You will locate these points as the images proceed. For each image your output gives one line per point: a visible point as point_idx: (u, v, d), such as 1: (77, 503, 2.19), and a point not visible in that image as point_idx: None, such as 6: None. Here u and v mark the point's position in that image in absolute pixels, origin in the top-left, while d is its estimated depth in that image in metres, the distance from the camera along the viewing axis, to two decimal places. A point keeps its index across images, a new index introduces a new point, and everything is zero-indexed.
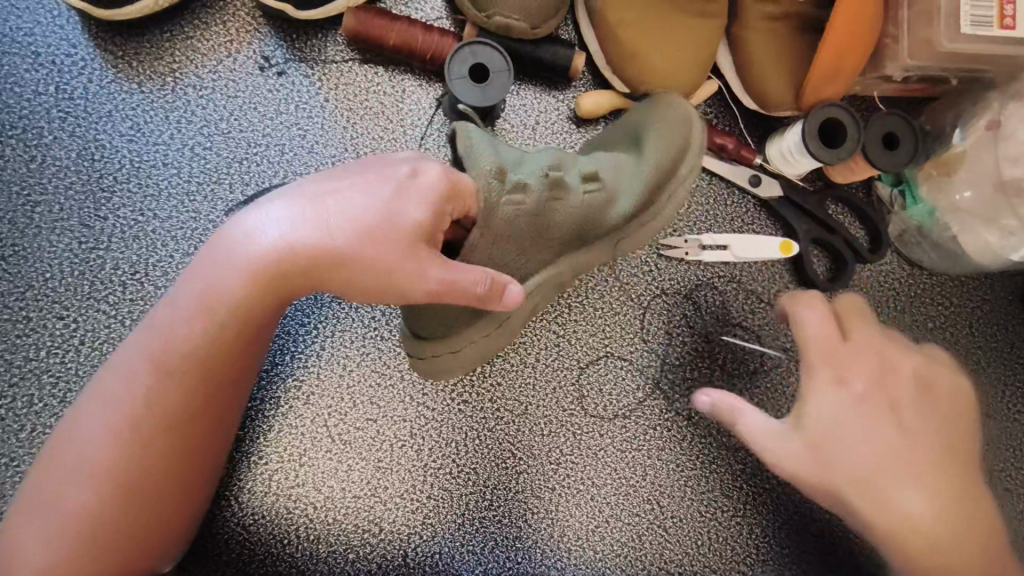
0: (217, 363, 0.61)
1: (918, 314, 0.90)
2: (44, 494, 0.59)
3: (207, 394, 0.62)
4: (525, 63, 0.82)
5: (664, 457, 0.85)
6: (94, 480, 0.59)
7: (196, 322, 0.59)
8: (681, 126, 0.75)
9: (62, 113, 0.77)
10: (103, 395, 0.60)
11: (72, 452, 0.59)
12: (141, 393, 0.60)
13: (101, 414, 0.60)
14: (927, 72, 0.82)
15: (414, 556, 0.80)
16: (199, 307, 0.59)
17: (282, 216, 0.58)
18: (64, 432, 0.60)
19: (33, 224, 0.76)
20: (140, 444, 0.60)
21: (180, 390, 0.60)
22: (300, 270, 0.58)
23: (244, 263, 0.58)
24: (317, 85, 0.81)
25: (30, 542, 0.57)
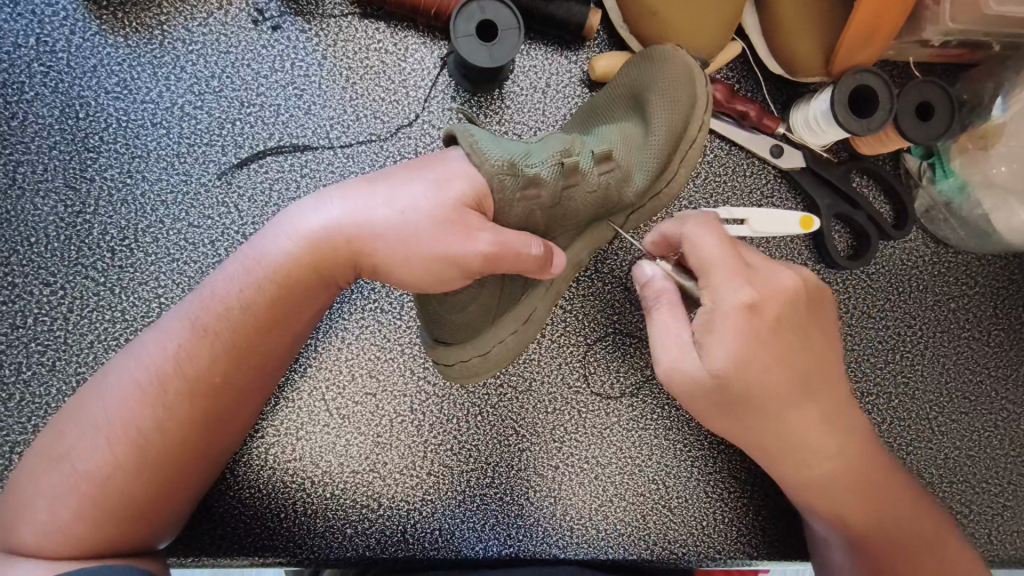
0: (255, 343, 0.60)
1: (940, 294, 0.86)
2: (61, 451, 0.57)
3: (238, 375, 0.60)
4: (537, 20, 0.76)
5: (671, 437, 0.82)
6: (108, 439, 0.57)
7: (235, 291, 0.59)
8: (691, 91, 0.69)
9: (43, 67, 0.73)
10: (136, 351, 0.60)
11: (92, 411, 0.58)
12: (172, 356, 0.58)
13: (129, 372, 0.58)
14: (968, 37, 0.77)
15: (413, 532, 0.78)
16: (242, 283, 0.59)
17: (336, 201, 0.58)
18: (87, 392, 0.60)
19: (17, 185, 0.72)
20: (159, 408, 0.58)
21: (208, 356, 0.58)
22: (347, 251, 0.58)
23: (298, 245, 0.58)
24: (314, 41, 0.77)
25: (38, 501, 0.56)
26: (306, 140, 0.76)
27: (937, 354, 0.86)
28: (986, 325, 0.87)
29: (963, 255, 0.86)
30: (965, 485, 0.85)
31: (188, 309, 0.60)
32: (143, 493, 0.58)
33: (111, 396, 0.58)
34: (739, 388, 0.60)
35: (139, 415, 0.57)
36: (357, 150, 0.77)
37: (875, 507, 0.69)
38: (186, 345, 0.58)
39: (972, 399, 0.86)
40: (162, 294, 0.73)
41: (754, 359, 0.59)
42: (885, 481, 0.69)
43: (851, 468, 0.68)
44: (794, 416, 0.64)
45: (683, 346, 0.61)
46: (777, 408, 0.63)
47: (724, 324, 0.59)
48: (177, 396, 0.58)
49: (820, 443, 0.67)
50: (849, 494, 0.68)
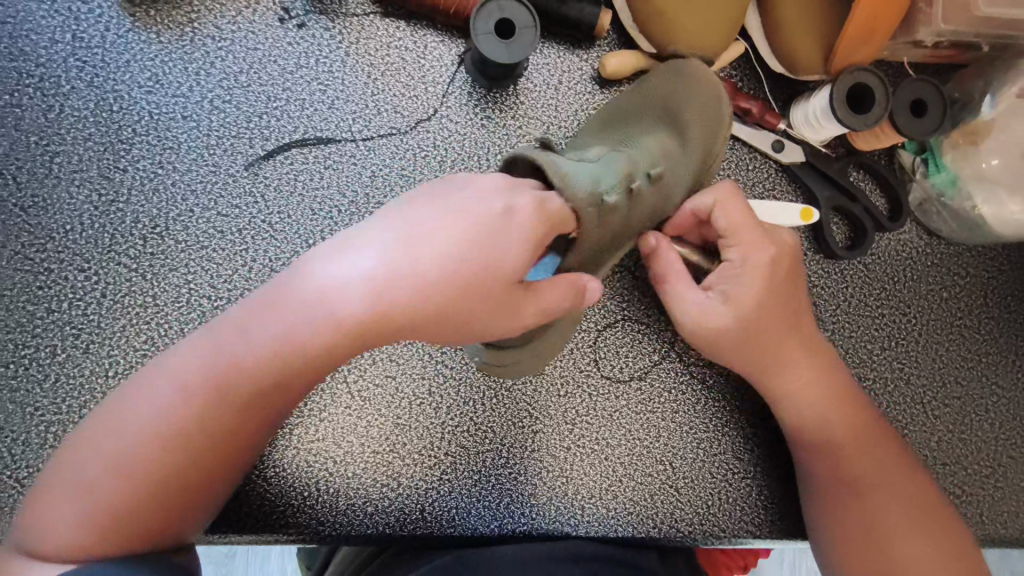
0: (284, 371, 0.54)
1: (933, 284, 0.90)
2: (87, 453, 0.53)
3: (254, 406, 0.55)
4: (551, 21, 0.80)
5: (678, 420, 0.86)
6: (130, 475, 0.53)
7: (268, 334, 0.53)
8: (724, 112, 0.74)
9: (80, 62, 0.76)
10: (157, 385, 0.54)
11: (123, 418, 0.54)
12: (200, 398, 0.54)
13: (152, 407, 0.54)
14: (958, 38, 0.81)
15: (431, 510, 0.81)
16: (277, 326, 0.53)
17: (379, 245, 0.53)
18: (123, 394, 0.56)
19: (52, 174, 0.75)
20: (189, 450, 0.54)
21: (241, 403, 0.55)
22: (391, 300, 0.53)
23: (355, 279, 0.52)
24: (338, 39, 0.80)
25: (59, 504, 0.52)
26: (330, 134, 0.79)
27: (931, 341, 0.90)
28: (976, 313, 0.91)
29: (955, 246, 0.90)
30: (957, 466, 0.89)
31: (237, 321, 0.54)
32: (169, 508, 0.55)
33: (133, 432, 0.53)
34: (754, 325, 0.70)
35: (168, 436, 0.53)
36: (378, 143, 0.80)
37: (857, 456, 0.74)
38: (228, 364, 0.54)
39: (963, 383, 0.90)
40: (192, 280, 0.76)
41: (768, 299, 0.70)
42: (869, 435, 0.75)
43: (851, 418, 0.75)
44: (792, 361, 0.73)
45: (705, 299, 0.70)
46: (775, 350, 0.72)
47: (739, 280, 0.69)
48: (213, 418, 0.54)
49: (816, 383, 0.74)
50: (845, 442, 0.74)
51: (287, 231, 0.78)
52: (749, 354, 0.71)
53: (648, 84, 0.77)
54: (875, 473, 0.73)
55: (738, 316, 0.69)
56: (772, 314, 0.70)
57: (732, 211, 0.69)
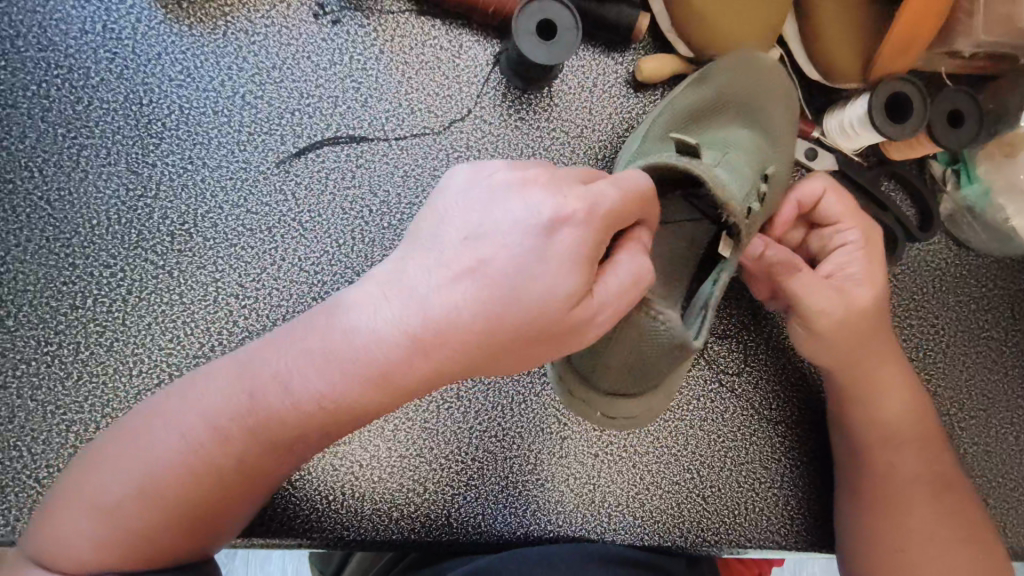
0: (347, 407, 0.51)
1: (963, 295, 0.90)
2: (118, 448, 0.52)
3: (271, 453, 0.53)
4: (589, 22, 0.79)
5: (706, 428, 0.86)
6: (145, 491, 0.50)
7: (310, 370, 0.50)
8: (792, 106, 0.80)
9: (110, 54, 0.75)
10: (198, 399, 0.52)
11: (165, 426, 0.51)
12: (231, 425, 0.51)
13: (182, 423, 0.51)
14: (996, 49, 0.81)
15: (457, 517, 0.80)
16: (320, 359, 0.50)
17: (432, 277, 0.49)
18: (134, 429, 0.52)
19: (79, 168, 0.74)
20: (206, 475, 0.51)
21: (265, 442, 0.52)
22: (431, 342, 0.48)
23: (388, 321, 0.49)
24: (372, 36, 0.79)
25: (94, 492, 0.50)
26: (362, 132, 0.78)
27: (959, 353, 0.89)
28: (1004, 326, 0.91)
29: (984, 258, 0.90)
30: (986, 479, 0.88)
31: (297, 335, 0.52)
32: (183, 517, 0.51)
33: (157, 447, 0.51)
34: (874, 313, 0.74)
35: (212, 444, 0.51)
36: (411, 143, 0.79)
37: (920, 465, 0.75)
38: (281, 384, 0.51)
39: (990, 396, 0.90)
40: (220, 279, 0.75)
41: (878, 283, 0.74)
42: (937, 449, 0.77)
43: (916, 415, 0.77)
44: (881, 351, 0.75)
45: (825, 287, 0.72)
46: (876, 340, 0.75)
47: (858, 261, 0.74)
48: (251, 440, 0.51)
49: (895, 373, 0.77)
50: (907, 439, 0.76)
51: (317, 229, 0.77)
52: (849, 349, 0.74)
53: (715, 80, 0.78)
54: (929, 473, 0.75)
55: (867, 295, 0.73)
56: (882, 305, 0.74)
57: (843, 199, 0.75)
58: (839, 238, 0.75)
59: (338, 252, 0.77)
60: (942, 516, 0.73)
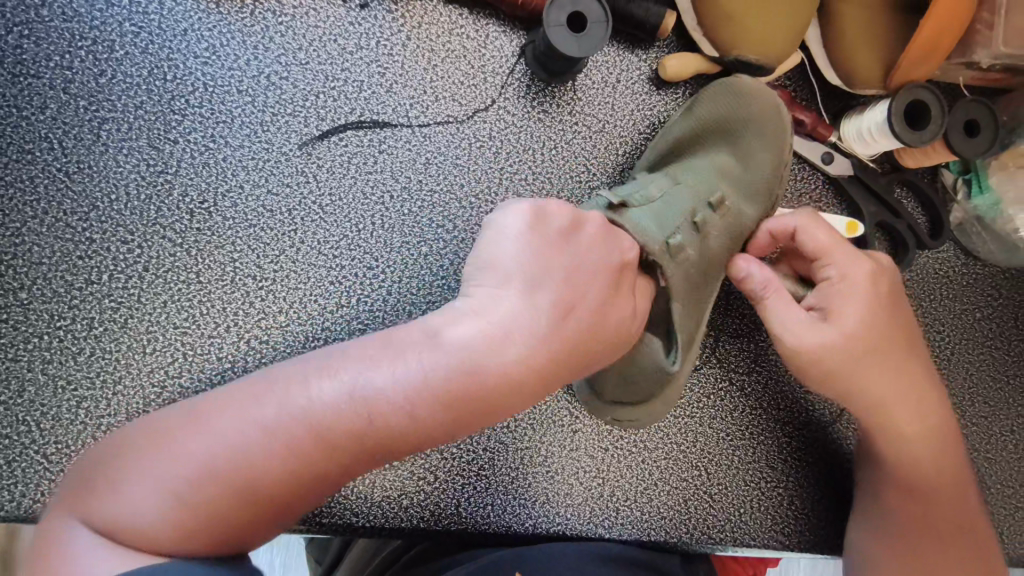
0: (461, 419, 0.49)
1: (968, 303, 0.91)
2: (196, 439, 0.46)
3: (371, 461, 0.48)
4: (615, 18, 0.79)
5: (715, 426, 0.86)
6: (238, 486, 0.44)
7: (438, 379, 0.48)
8: (782, 121, 0.76)
9: (135, 28, 0.74)
10: (306, 393, 0.47)
11: (258, 421, 0.46)
12: (343, 433, 0.46)
13: (288, 420, 0.46)
14: (1013, 61, 0.82)
15: (466, 506, 0.80)
16: (450, 369, 0.48)
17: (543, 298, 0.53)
18: (230, 413, 0.46)
19: (100, 142, 0.73)
20: (306, 479, 0.46)
21: (372, 455, 0.48)
22: (547, 361, 0.52)
23: (515, 334, 0.51)
24: (399, 23, 0.79)
25: (179, 472, 0.44)
26: (387, 117, 0.78)
27: (964, 361, 0.91)
28: (1007, 335, 0.92)
29: (990, 268, 0.91)
30: (987, 485, 0.90)
31: (415, 341, 0.49)
32: (269, 513, 0.46)
33: (260, 439, 0.45)
34: (864, 348, 0.71)
35: (314, 451, 0.46)
36: (435, 130, 0.79)
37: (933, 502, 0.75)
38: (398, 393, 0.47)
39: (992, 404, 0.91)
40: (238, 259, 0.74)
41: (872, 317, 0.71)
42: (956, 488, 0.76)
43: (925, 450, 0.75)
44: (878, 386, 0.73)
45: (808, 324, 0.70)
46: (869, 376, 0.72)
47: (844, 297, 0.71)
48: (354, 451, 0.47)
49: (902, 406, 0.74)
50: (913, 471, 0.76)
51: (337, 213, 0.77)
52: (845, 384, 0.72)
53: (697, 112, 0.79)
54: (938, 506, 0.75)
55: (850, 334, 0.70)
56: (876, 343, 0.71)
57: (818, 231, 0.73)
58: (821, 272, 0.73)
59: (358, 236, 0.77)
60: (950, 553, 0.74)
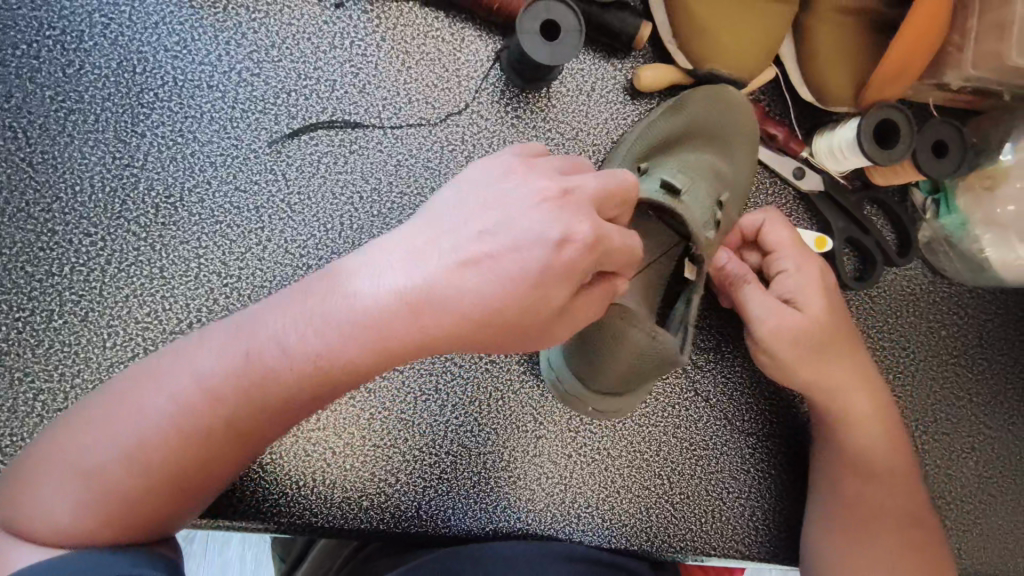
0: (342, 372, 0.50)
1: (934, 321, 0.92)
2: (93, 430, 0.48)
3: (262, 417, 0.50)
4: (591, 27, 0.80)
5: (679, 435, 0.87)
6: (128, 457, 0.47)
7: (312, 337, 0.49)
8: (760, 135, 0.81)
9: (105, 18, 0.73)
10: (187, 360, 0.49)
11: (155, 386, 0.48)
12: (218, 395, 0.48)
13: (169, 388, 0.48)
14: (983, 84, 0.83)
15: (427, 509, 0.80)
16: (322, 330, 0.49)
17: (452, 252, 0.49)
18: (117, 392, 0.49)
19: (66, 132, 0.72)
20: (192, 441, 0.48)
21: (256, 411, 0.49)
22: (445, 319, 0.49)
23: (394, 286, 0.49)
24: (374, 23, 0.79)
25: (73, 458, 0.47)
26: (358, 118, 0.78)
27: (928, 378, 0.92)
28: (971, 353, 0.93)
29: (956, 286, 0.92)
30: (944, 501, 0.91)
31: (293, 305, 0.50)
32: (167, 482, 0.48)
33: (146, 410, 0.48)
34: (822, 338, 0.73)
35: (197, 412, 0.48)
36: (407, 132, 0.79)
37: (887, 497, 0.76)
38: (283, 360, 0.49)
39: (954, 421, 0.92)
40: (203, 254, 0.74)
41: (827, 308, 0.74)
42: (906, 481, 0.77)
43: (881, 445, 0.77)
44: (837, 379, 0.75)
45: (776, 307, 0.73)
46: (831, 367, 0.74)
47: (803, 286, 0.75)
48: (247, 404, 0.49)
49: (858, 400, 0.76)
50: (871, 468, 0.76)
51: (306, 212, 0.76)
52: (807, 374, 0.74)
53: (688, 109, 0.78)
54: (891, 503, 0.76)
55: (811, 321, 0.73)
56: (833, 334, 0.74)
57: (783, 229, 0.77)
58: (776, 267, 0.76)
59: (326, 236, 0.76)
60: (907, 556, 0.74)
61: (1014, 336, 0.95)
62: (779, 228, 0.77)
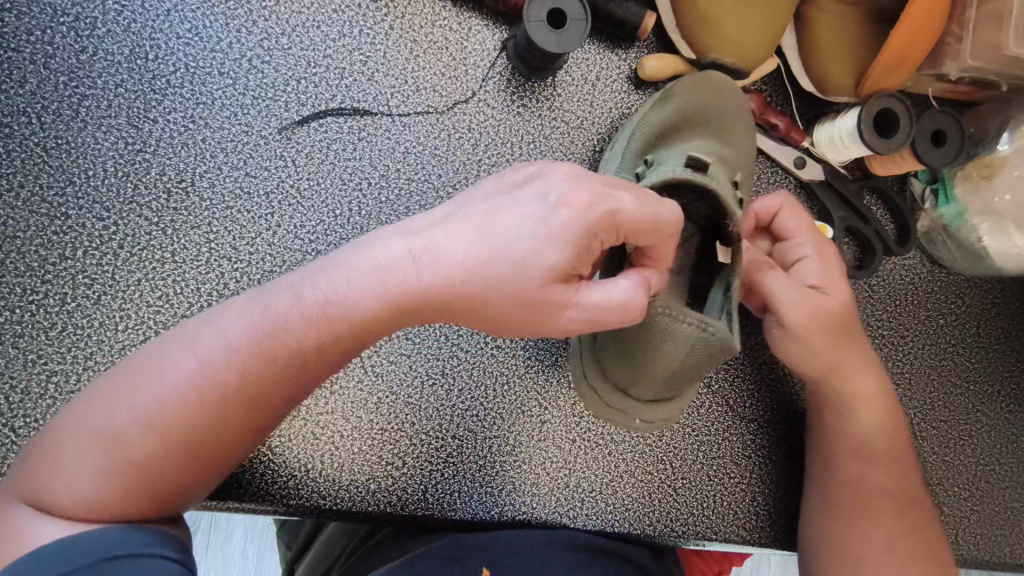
0: (357, 328, 0.52)
1: (933, 309, 0.93)
2: (113, 402, 0.49)
3: (283, 378, 0.52)
4: (596, 17, 0.81)
5: (681, 421, 0.88)
6: (150, 424, 0.48)
7: (330, 298, 0.52)
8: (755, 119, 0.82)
9: (118, 6, 0.74)
10: (206, 330, 0.51)
11: (174, 354, 0.50)
12: (241, 357, 0.50)
13: (189, 353, 0.50)
14: (981, 75, 0.85)
15: (434, 492, 0.81)
16: (339, 295, 0.52)
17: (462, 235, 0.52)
18: (137, 365, 0.51)
19: (79, 118, 0.73)
20: (215, 404, 0.50)
21: (277, 371, 0.51)
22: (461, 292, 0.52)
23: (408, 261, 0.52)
24: (382, 12, 0.80)
25: (96, 429, 0.48)
26: (367, 105, 0.79)
27: (926, 365, 0.93)
28: (969, 341, 0.94)
29: (954, 276, 0.94)
30: (942, 487, 0.92)
31: (309, 279, 0.53)
32: (191, 447, 0.49)
33: (167, 377, 0.50)
34: (839, 321, 0.75)
35: (218, 375, 0.50)
36: (414, 120, 0.80)
37: (888, 479, 0.78)
38: (304, 322, 0.51)
39: (952, 408, 0.93)
40: (214, 239, 0.75)
41: (843, 293, 0.76)
42: (903, 463, 0.79)
43: (882, 428, 0.79)
44: (848, 362, 0.77)
45: (798, 291, 0.74)
46: (841, 351, 0.76)
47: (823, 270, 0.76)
48: (263, 367, 0.51)
49: (865, 384, 0.79)
50: (873, 450, 0.78)
51: (315, 198, 0.77)
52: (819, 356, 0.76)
53: (677, 100, 0.79)
54: (892, 485, 0.78)
55: (830, 304, 0.75)
56: (847, 319, 0.76)
57: (800, 216, 0.78)
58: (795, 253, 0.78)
59: (334, 222, 0.77)
60: (910, 536, 0.76)
61: (1011, 325, 0.96)
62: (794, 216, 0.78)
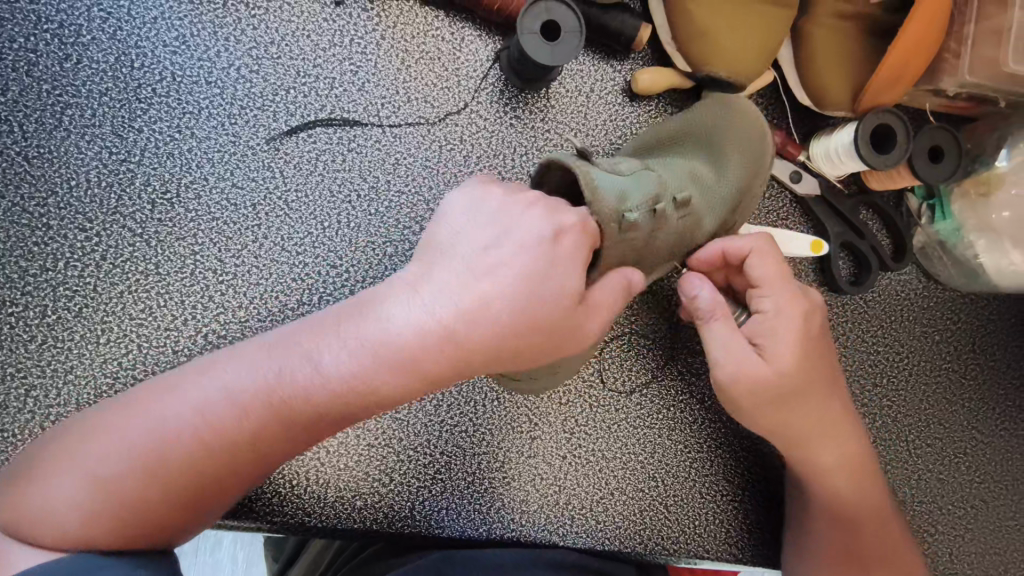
0: (370, 388, 0.50)
1: (928, 326, 0.93)
2: (113, 434, 0.47)
3: (288, 430, 0.50)
4: (590, 28, 0.80)
5: (673, 437, 0.87)
6: (146, 463, 0.47)
7: (344, 356, 0.49)
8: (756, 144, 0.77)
9: (104, 13, 0.73)
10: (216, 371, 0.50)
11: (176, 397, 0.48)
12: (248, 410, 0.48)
13: (197, 394, 0.49)
14: (979, 91, 0.84)
15: (421, 510, 0.80)
16: (356, 346, 0.50)
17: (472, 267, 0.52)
18: (142, 399, 0.49)
19: (62, 127, 0.72)
20: (215, 450, 0.48)
21: (282, 424, 0.49)
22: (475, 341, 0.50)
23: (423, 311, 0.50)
24: (374, 21, 0.79)
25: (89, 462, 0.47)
26: (357, 116, 0.78)
27: (921, 383, 0.92)
28: (964, 358, 0.93)
29: (950, 292, 0.93)
30: (935, 505, 0.91)
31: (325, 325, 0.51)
32: (187, 490, 0.48)
33: (171, 415, 0.48)
34: (797, 387, 0.69)
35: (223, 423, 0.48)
36: (404, 131, 0.79)
37: (865, 535, 0.76)
38: (316, 375, 0.49)
39: (946, 426, 0.92)
40: (199, 251, 0.73)
41: (805, 359, 0.69)
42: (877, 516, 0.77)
43: (856, 487, 0.76)
44: (817, 426, 0.73)
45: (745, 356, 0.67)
46: (810, 415, 0.72)
47: (782, 330, 0.68)
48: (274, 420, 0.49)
49: (836, 445, 0.75)
50: (846, 508, 0.76)
51: (303, 210, 0.76)
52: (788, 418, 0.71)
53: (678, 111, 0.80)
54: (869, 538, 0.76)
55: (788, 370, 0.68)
56: (810, 382, 0.70)
57: (769, 263, 0.70)
58: (758, 303, 0.70)
59: (323, 234, 0.76)
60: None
61: (1006, 342, 0.95)
62: (760, 264, 0.70)
